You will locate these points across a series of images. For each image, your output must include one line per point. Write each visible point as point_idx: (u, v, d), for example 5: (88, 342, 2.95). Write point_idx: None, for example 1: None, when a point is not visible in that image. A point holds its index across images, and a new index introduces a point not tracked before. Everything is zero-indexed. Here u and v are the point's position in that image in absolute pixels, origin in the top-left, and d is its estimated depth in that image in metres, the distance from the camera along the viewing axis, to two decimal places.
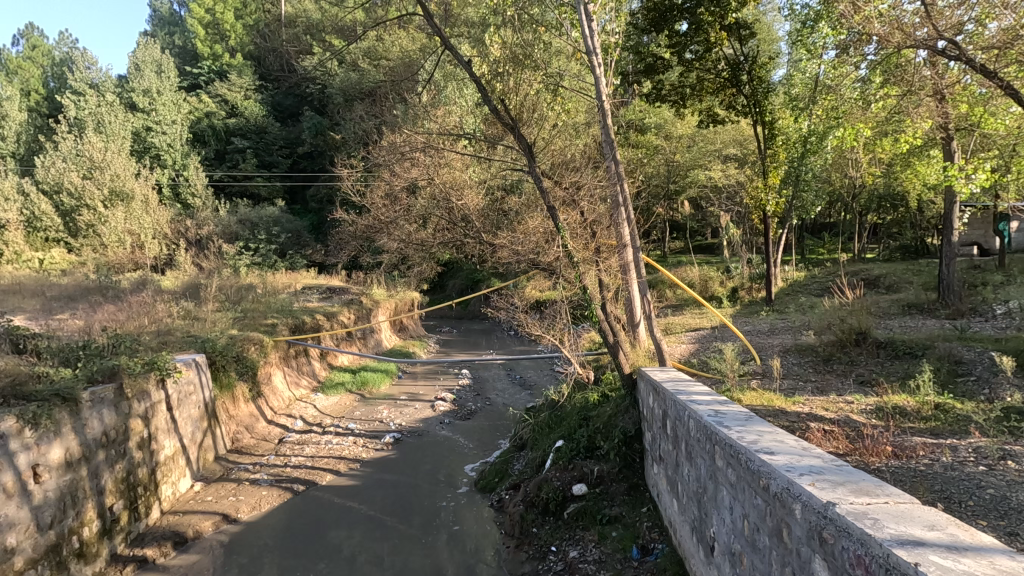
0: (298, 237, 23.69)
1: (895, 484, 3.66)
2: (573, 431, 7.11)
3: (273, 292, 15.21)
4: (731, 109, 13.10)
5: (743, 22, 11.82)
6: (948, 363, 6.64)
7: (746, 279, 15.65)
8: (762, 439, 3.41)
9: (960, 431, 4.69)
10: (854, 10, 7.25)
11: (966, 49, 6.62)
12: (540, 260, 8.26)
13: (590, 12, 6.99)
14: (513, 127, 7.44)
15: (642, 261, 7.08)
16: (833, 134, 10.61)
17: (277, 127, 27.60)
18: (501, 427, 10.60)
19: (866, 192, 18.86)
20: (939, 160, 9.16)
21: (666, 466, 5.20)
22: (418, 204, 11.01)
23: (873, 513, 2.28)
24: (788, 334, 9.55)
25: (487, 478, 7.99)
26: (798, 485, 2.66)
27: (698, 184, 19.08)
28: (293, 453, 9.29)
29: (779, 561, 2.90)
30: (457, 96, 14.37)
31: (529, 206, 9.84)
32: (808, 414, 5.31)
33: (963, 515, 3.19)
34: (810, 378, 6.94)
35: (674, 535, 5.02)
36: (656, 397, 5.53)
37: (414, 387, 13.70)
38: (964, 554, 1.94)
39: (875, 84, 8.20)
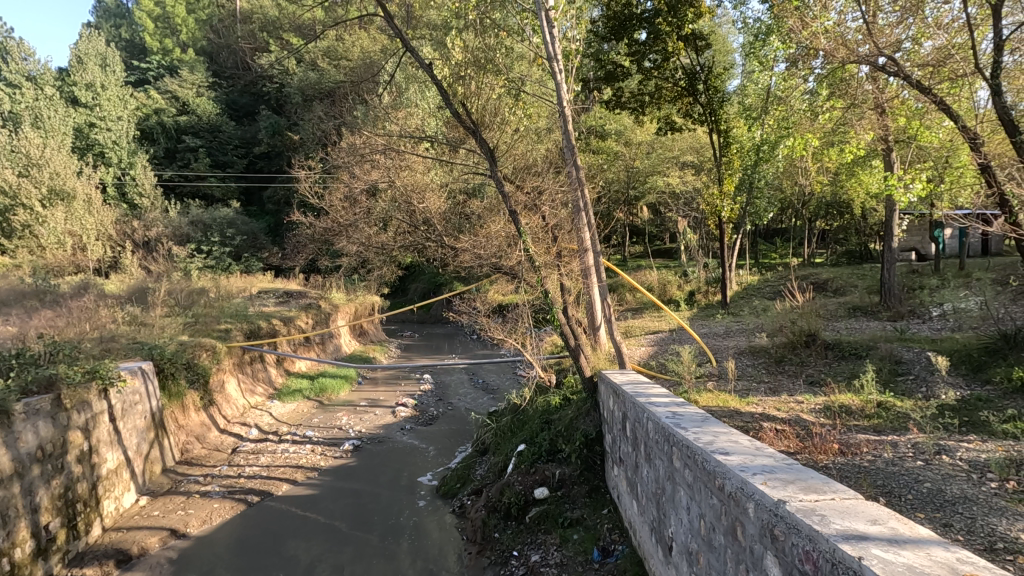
0: (254, 240, 23.08)
1: (841, 480, 3.82)
2: (535, 435, 7.16)
3: (227, 296, 14.70)
4: (688, 117, 13.49)
5: (699, 33, 12.19)
6: (890, 363, 6.98)
7: (702, 282, 16.06)
8: (717, 439, 3.50)
9: (900, 427, 4.93)
10: (802, 26, 7.61)
11: (905, 66, 6.97)
12: (502, 264, 8.24)
13: (552, 19, 7.04)
14: (475, 131, 7.41)
15: (602, 265, 7.17)
16: (784, 143, 11.06)
17: (232, 127, 26.80)
18: (463, 431, 10.53)
19: (815, 199, 19.77)
20: (881, 170, 9.63)
21: (626, 468, 5.25)
22: (379, 206, 10.86)
23: (821, 510, 2.37)
24: (743, 336, 9.84)
25: (449, 484, 7.92)
26: (751, 485, 2.73)
27: (657, 191, 19.46)
28: (248, 463, 8.99)
29: (733, 559, 2.98)
30: (419, 98, 14.24)
31: (490, 210, 9.82)
32: (760, 414, 5.48)
33: (903, 508, 3.36)
34: (763, 379, 7.18)
35: (634, 535, 5.10)
36: (616, 400, 5.60)
37: (374, 393, 13.48)
38: (904, 547, 2.03)
39: (822, 96, 8.62)
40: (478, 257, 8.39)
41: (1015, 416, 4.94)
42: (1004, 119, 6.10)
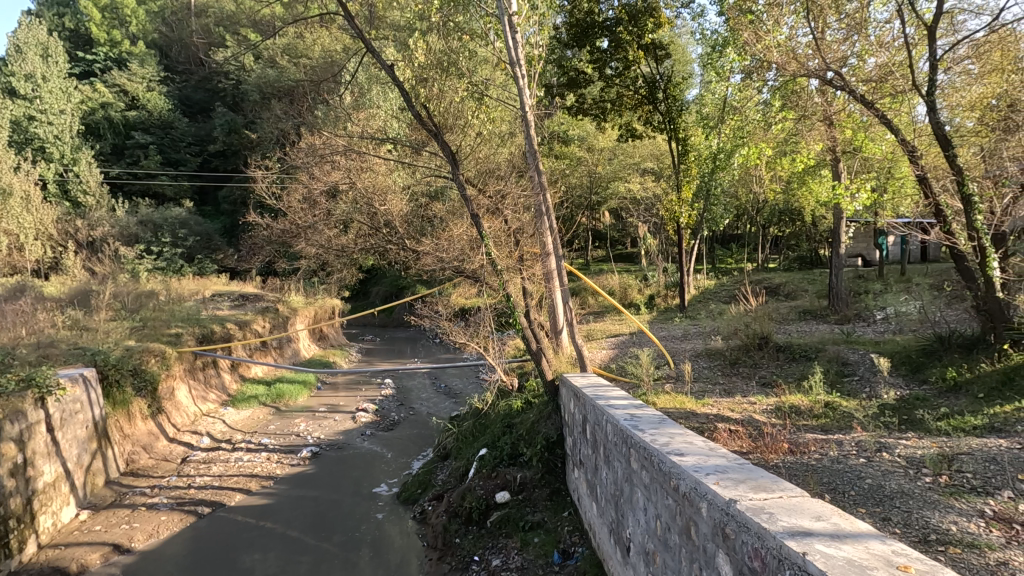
0: (208, 241, 22.40)
1: (789, 478, 3.97)
2: (496, 439, 7.18)
3: (178, 299, 14.13)
4: (648, 125, 13.78)
5: (660, 44, 12.36)
6: (837, 364, 7.30)
7: (662, 286, 16.41)
8: (673, 440, 3.57)
9: (845, 426, 5.16)
10: (755, 40, 7.90)
11: (852, 81, 7.27)
12: (465, 268, 8.16)
13: (515, 25, 7.09)
14: (437, 134, 7.35)
15: (565, 269, 7.23)
16: (740, 152, 11.49)
17: (186, 124, 25.96)
18: (425, 436, 10.43)
19: (768, 207, 20.54)
20: (830, 180, 10.00)
21: (586, 471, 5.30)
22: (339, 208, 10.67)
23: (769, 508, 2.45)
24: (699, 339, 10.11)
25: (410, 490, 7.83)
26: (704, 485, 2.80)
27: (618, 196, 20.13)
28: (199, 472, 8.66)
29: (688, 559, 3.04)
30: (382, 99, 14.02)
31: (453, 213, 9.77)
32: (716, 415, 5.64)
33: (846, 504, 3.51)
34: (718, 380, 7.39)
35: (593, 537, 5.16)
36: (577, 403, 5.66)
37: (334, 398, 13.20)
38: (844, 541, 2.12)
39: (775, 108, 9.01)
40: (440, 260, 8.33)
41: (947, 413, 5.25)
42: (937, 134, 6.51)
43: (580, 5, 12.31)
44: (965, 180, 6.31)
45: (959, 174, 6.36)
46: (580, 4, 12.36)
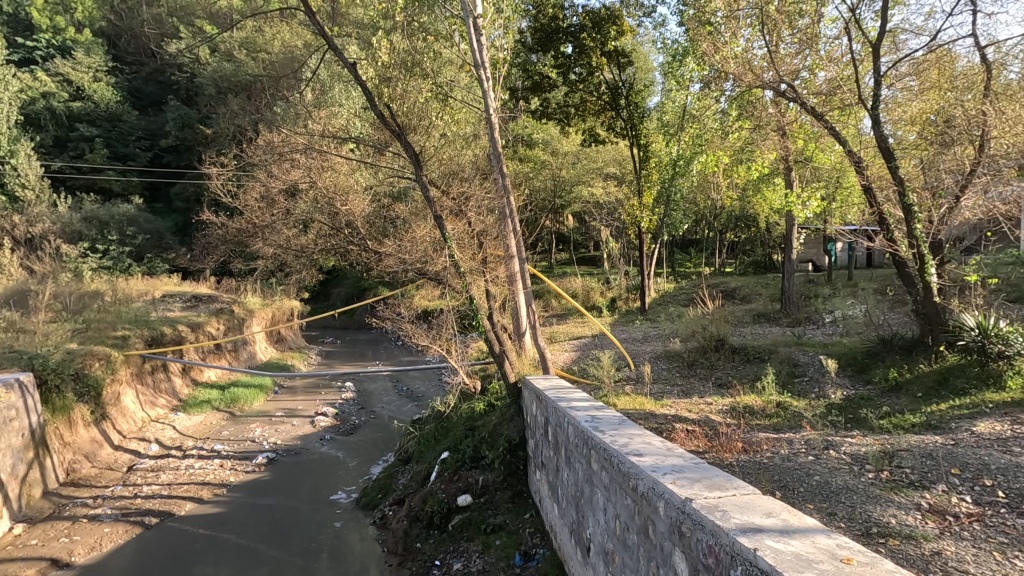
0: (159, 239, 21.49)
1: (743, 477, 4.09)
2: (458, 442, 7.15)
3: (125, 300, 13.53)
4: (611, 130, 14.02)
5: (622, 51, 12.69)
6: (788, 365, 7.59)
7: (623, 289, 16.71)
8: (632, 441, 3.63)
9: (795, 425, 5.37)
10: (714, 50, 8.12)
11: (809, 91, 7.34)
12: (427, 270, 8.09)
13: (480, 27, 7.09)
14: (400, 134, 7.28)
15: (528, 272, 7.28)
16: (699, 159, 11.84)
17: (135, 116, 24.89)
18: (386, 440, 10.29)
19: (725, 213, 21.21)
20: (783, 188, 10.40)
21: (548, 472, 5.33)
22: (298, 207, 10.42)
23: (723, 506, 2.52)
24: (659, 341, 10.33)
25: (370, 495, 7.71)
26: (661, 485, 2.86)
27: (581, 200, 20.42)
28: (146, 481, 8.29)
29: (646, 558, 3.09)
30: (344, 98, 13.78)
31: (416, 215, 9.68)
32: (674, 416, 5.77)
33: (796, 500, 3.64)
34: (677, 382, 7.56)
35: (555, 538, 5.19)
36: (539, 405, 5.69)
37: (292, 402, 12.87)
38: (793, 536, 2.20)
39: (732, 117, 9.31)
40: (403, 262, 8.23)
41: (888, 412, 5.52)
42: (881, 146, 6.86)
43: (545, 10, 12.27)
44: (905, 191, 6.65)
45: (899, 185, 6.73)
46: (544, 9, 12.34)
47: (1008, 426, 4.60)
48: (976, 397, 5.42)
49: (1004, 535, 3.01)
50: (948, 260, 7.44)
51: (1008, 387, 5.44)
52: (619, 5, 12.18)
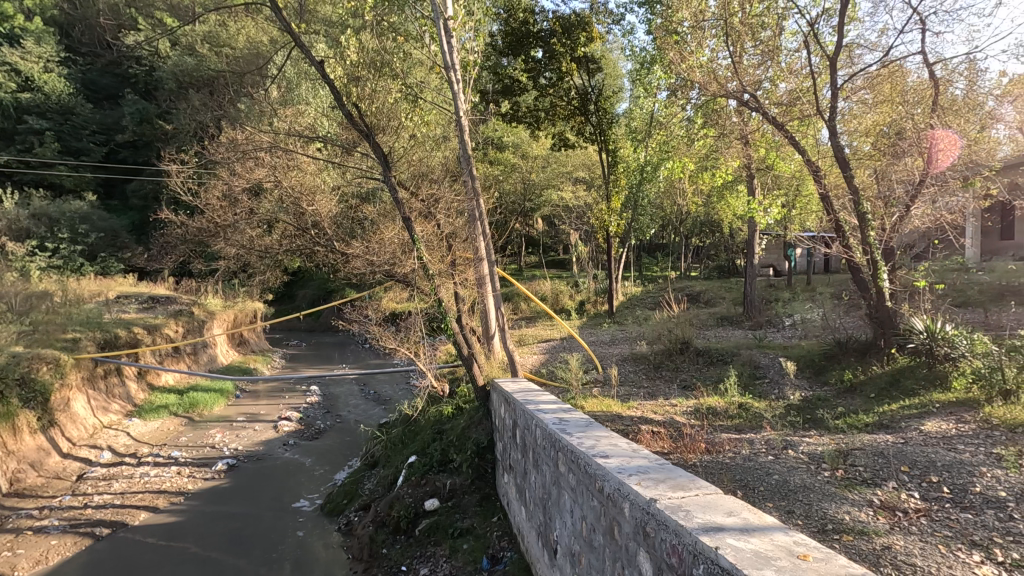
0: (114, 238, 20.64)
1: (706, 477, 4.18)
2: (426, 446, 7.09)
3: (76, 301, 12.95)
4: (580, 135, 14.17)
5: (591, 57, 12.88)
6: (750, 367, 7.80)
7: (592, 292, 16.88)
8: (599, 443, 3.67)
9: (756, 425, 5.52)
10: (680, 59, 8.27)
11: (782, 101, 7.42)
12: (395, 272, 8.00)
13: (450, 29, 7.07)
14: (368, 135, 7.19)
15: (497, 275, 7.29)
16: (666, 165, 12.09)
17: (89, 109, 23.83)
18: (352, 444, 10.12)
19: (690, 218, 21.70)
20: (745, 195, 10.70)
21: (516, 475, 5.33)
22: (263, 207, 10.18)
23: (687, 506, 2.56)
24: (626, 344, 10.47)
25: (335, 500, 7.57)
26: (627, 485, 2.90)
27: (550, 204, 20.56)
28: (97, 490, 7.93)
29: (611, 558, 3.12)
30: (310, 96, 13.52)
31: (384, 216, 9.57)
32: (640, 417, 5.86)
33: (756, 499, 3.75)
34: (643, 384, 7.68)
35: (522, 541, 5.19)
36: (507, 408, 5.69)
37: (254, 406, 12.54)
38: (752, 534, 2.25)
39: (697, 125, 9.54)
40: (370, 264, 8.12)
41: (843, 412, 5.73)
42: (837, 156, 7.14)
43: (516, 14, 12.26)
44: (860, 199, 6.93)
45: (854, 194, 7.00)
46: (515, 13, 12.31)
47: (953, 424, 4.84)
48: (924, 397, 5.68)
49: (948, 529, 3.16)
50: (898, 267, 7.79)
51: (953, 387, 5.72)
52: (589, 12, 12.34)
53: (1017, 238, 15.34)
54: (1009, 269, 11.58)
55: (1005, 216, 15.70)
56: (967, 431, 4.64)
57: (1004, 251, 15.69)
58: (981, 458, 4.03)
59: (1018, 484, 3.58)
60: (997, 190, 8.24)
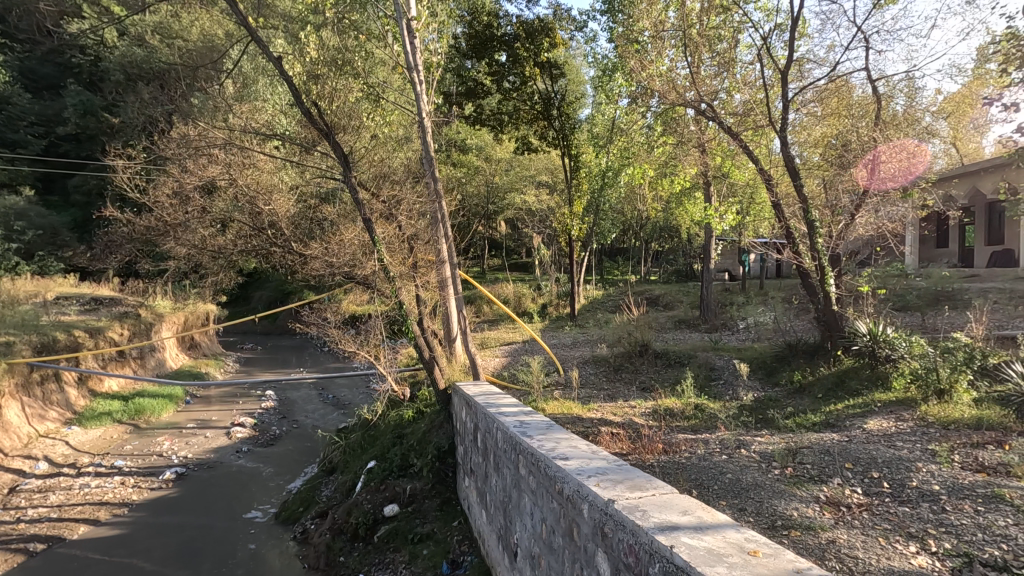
0: (54, 236, 19.54)
1: (663, 477, 4.28)
2: (385, 450, 6.99)
3: (10, 302, 12.19)
4: (543, 139, 14.28)
5: (555, 62, 12.99)
6: (706, 369, 8.03)
7: (554, 295, 17.01)
8: (558, 445, 3.69)
9: (711, 426, 5.69)
10: (641, 67, 8.42)
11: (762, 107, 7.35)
12: (355, 274, 7.86)
13: (414, 30, 7.01)
14: (328, 134, 7.05)
15: (459, 277, 7.27)
16: (627, 170, 12.32)
17: (27, 99, 22.19)
18: (309, 450, 9.87)
19: (650, 223, 22.18)
20: (702, 201, 11.01)
21: (477, 479, 5.31)
22: (216, 205, 9.84)
23: (643, 506, 2.61)
24: (587, 346, 10.60)
25: (290, 508, 7.37)
26: (586, 487, 2.93)
27: (513, 207, 20.65)
28: (31, 504, 7.47)
29: (570, 560, 3.15)
30: (269, 92, 13.17)
31: (344, 216, 9.40)
32: (599, 419, 5.94)
33: (710, 497, 3.85)
34: (603, 386, 7.78)
35: (482, 545, 5.18)
36: (468, 411, 5.67)
37: (205, 413, 12.08)
38: (705, 532, 2.31)
39: (657, 132, 9.76)
40: (330, 266, 7.98)
41: (793, 412, 5.96)
42: (788, 165, 7.44)
43: (480, 17, 12.30)
44: (809, 208, 7.24)
45: (804, 202, 7.30)
46: (479, 17, 12.37)
47: (893, 423, 5.10)
48: (867, 397, 5.97)
49: (887, 522, 3.32)
50: (844, 272, 8.16)
51: (893, 387, 6.03)
52: (553, 18, 12.46)
53: (951, 246, 16.31)
54: (943, 275, 12.32)
55: (941, 226, 16.66)
56: (905, 429, 4.90)
57: (938, 258, 16.67)
58: (918, 454, 4.27)
59: (951, 478, 3.80)
60: (932, 201, 8.77)
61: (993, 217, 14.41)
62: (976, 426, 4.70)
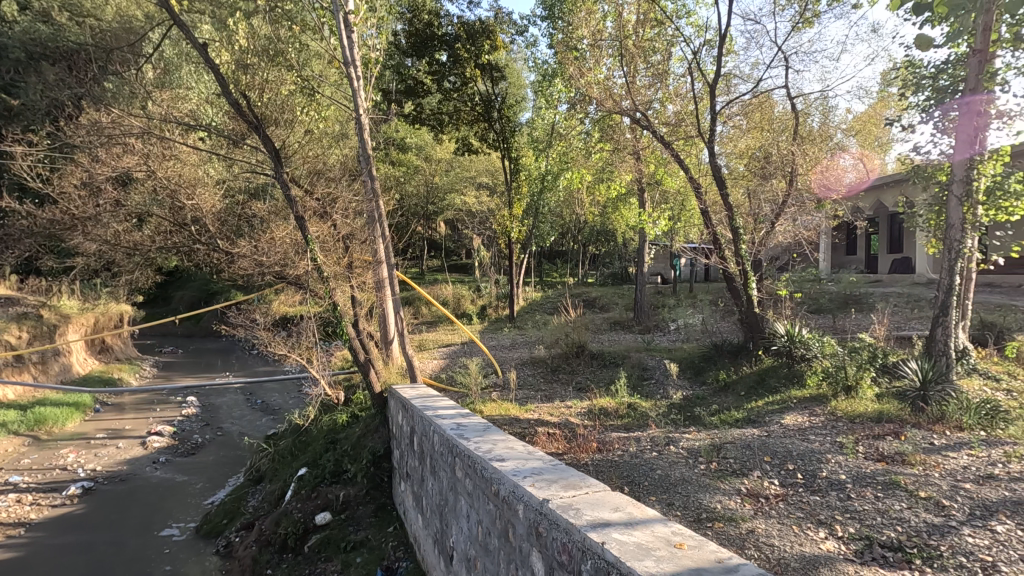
0: None
1: (596, 475, 4.39)
2: (318, 457, 6.76)
3: None
4: (483, 141, 14.33)
5: (495, 65, 13.05)
6: (638, 369, 8.30)
7: (493, 297, 17.04)
8: (495, 447, 3.71)
9: (643, 424, 5.88)
10: (580, 74, 8.61)
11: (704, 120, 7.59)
12: (287, 274, 7.55)
13: (351, 24, 6.81)
14: (257, 127, 6.72)
15: (396, 278, 7.16)
16: (566, 175, 12.58)
17: None
18: (235, 459, 9.38)
19: (587, 227, 22.73)
20: (637, 207, 11.38)
21: (413, 483, 5.24)
22: (133, 198, 9.16)
23: (576, 504, 2.66)
24: (525, 348, 10.70)
25: (213, 521, 6.97)
26: (521, 487, 2.95)
27: (453, 208, 20.56)
28: None
29: (505, 560, 3.17)
30: (194, 81, 12.59)
31: (275, 214, 9.02)
32: (536, 420, 6.01)
33: (641, 494, 3.99)
34: (540, 387, 7.88)
35: (418, 549, 5.11)
36: (405, 414, 5.58)
37: (117, 422, 11.22)
38: (635, 528, 2.38)
39: (595, 139, 9.99)
40: (258, 265, 7.59)
41: (718, 409, 6.27)
42: (715, 175, 7.83)
43: (420, 15, 12.03)
44: (734, 216, 7.65)
45: (729, 210, 7.69)
46: (419, 14, 12.10)
47: (807, 418, 5.48)
48: (784, 394, 6.38)
49: (801, 511, 3.56)
50: (765, 277, 8.67)
51: (807, 384, 6.48)
52: (494, 21, 12.50)
53: (859, 254, 17.75)
54: (851, 281, 13.37)
55: (850, 235, 18.09)
56: (817, 423, 5.28)
57: (848, 265, 18.10)
58: (828, 446, 4.60)
59: (855, 467, 4.13)
60: (841, 212, 9.49)
61: (894, 228, 15.79)
62: (877, 419, 5.15)
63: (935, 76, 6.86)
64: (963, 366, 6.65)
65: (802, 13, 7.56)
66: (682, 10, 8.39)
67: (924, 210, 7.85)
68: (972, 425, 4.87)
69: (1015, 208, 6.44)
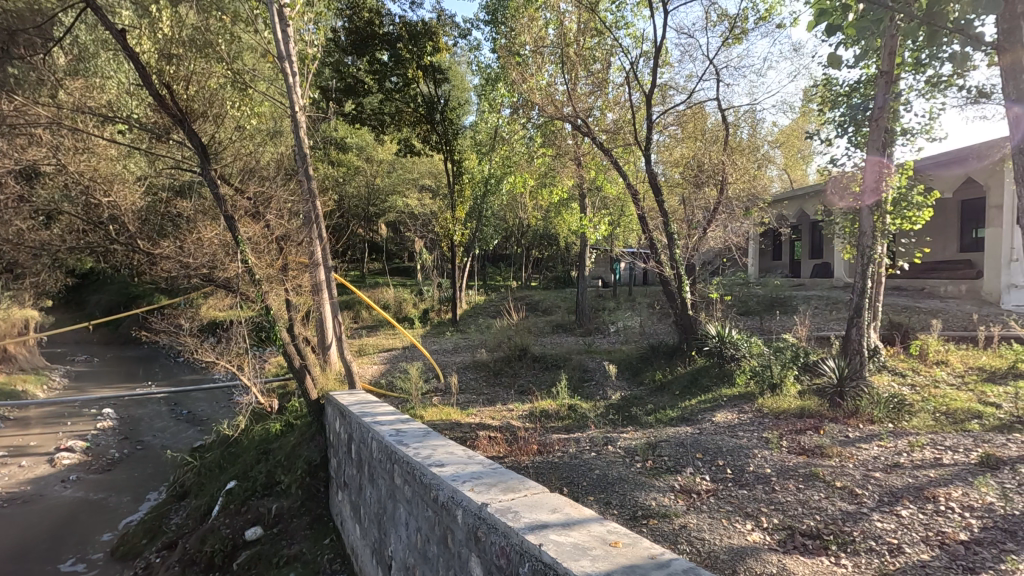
0: None
1: (536, 477, 4.42)
2: (249, 469, 6.48)
3: None
4: (426, 143, 14.18)
5: (438, 67, 13.06)
6: (579, 371, 8.44)
7: (436, 300, 16.89)
8: (435, 452, 3.65)
9: (582, 425, 5.99)
10: (522, 79, 8.71)
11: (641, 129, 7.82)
12: (215, 276, 7.11)
13: (286, 18, 6.55)
14: (181, 121, 6.34)
15: (334, 280, 6.95)
16: (509, 178, 12.70)
17: None
18: (155, 474, 8.78)
19: (530, 230, 23.05)
20: (577, 212, 11.65)
21: (350, 492, 5.08)
22: (39, 194, 8.41)
23: (514, 507, 2.66)
24: (468, 351, 10.67)
25: (132, 541, 6.51)
26: (460, 492, 2.92)
27: (395, 210, 20.27)
28: None
29: (444, 567, 3.12)
30: (113, 70, 11.77)
31: (204, 213, 8.51)
32: (478, 424, 5.98)
33: (580, 494, 4.05)
34: (483, 390, 7.86)
35: (355, 559, 4.96)
36: (342, 421, 5.40)
37: (21, 438, 10.24)
38: (572, 528, 2.41)
39: (538, 144, 10.14)
40: (183, 267, 7.11)
41: (653, 409, 6.47)
42: (651, 181, 8.04)
43: (360, 14, 11.55)
44: (669, 221, 7.92)
45: (665, 217, 7.97)
46: (360, 12, 11.58)
47: (736, 415, 5.75)
48: (715, 393, 6.67)
49: (729, 505, 3.71)
50: (698, 280, 9.02)
51: (737, 382, 6.81)
52: (436, 22, 12.44)
53: (783, 259, 18.86)
54: (777, 284, 14.21)
55: (775, 241, 19.30)
56: (745, 420, 5.54)
57: (774, 270, 19.19)
58: (755, 442, 4.84)
59: (779, 462, 4.36)
60: (767, 220, 10.03)
61: (815, 236, 16.88)
62: (799, 415, 5.49)
63: (849, 94, 7.40)
64: (874, 363, 7.19)
65: (731, 29, 7.96)
66: (621, 21, 8.66)
67: (840, 219, 8.42)
68: (881, 418, 5.29)
69: (918, 217, 7.04)
